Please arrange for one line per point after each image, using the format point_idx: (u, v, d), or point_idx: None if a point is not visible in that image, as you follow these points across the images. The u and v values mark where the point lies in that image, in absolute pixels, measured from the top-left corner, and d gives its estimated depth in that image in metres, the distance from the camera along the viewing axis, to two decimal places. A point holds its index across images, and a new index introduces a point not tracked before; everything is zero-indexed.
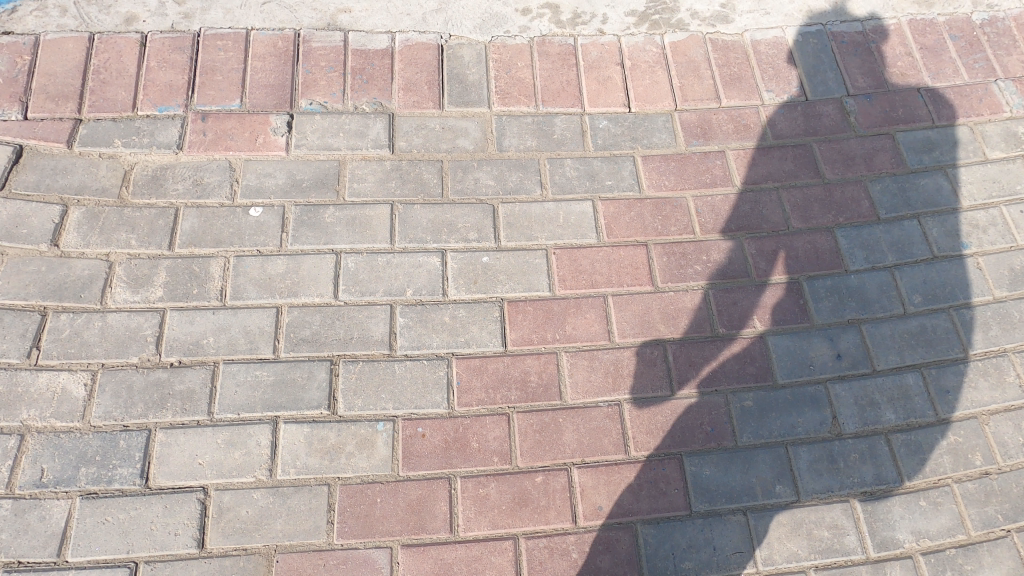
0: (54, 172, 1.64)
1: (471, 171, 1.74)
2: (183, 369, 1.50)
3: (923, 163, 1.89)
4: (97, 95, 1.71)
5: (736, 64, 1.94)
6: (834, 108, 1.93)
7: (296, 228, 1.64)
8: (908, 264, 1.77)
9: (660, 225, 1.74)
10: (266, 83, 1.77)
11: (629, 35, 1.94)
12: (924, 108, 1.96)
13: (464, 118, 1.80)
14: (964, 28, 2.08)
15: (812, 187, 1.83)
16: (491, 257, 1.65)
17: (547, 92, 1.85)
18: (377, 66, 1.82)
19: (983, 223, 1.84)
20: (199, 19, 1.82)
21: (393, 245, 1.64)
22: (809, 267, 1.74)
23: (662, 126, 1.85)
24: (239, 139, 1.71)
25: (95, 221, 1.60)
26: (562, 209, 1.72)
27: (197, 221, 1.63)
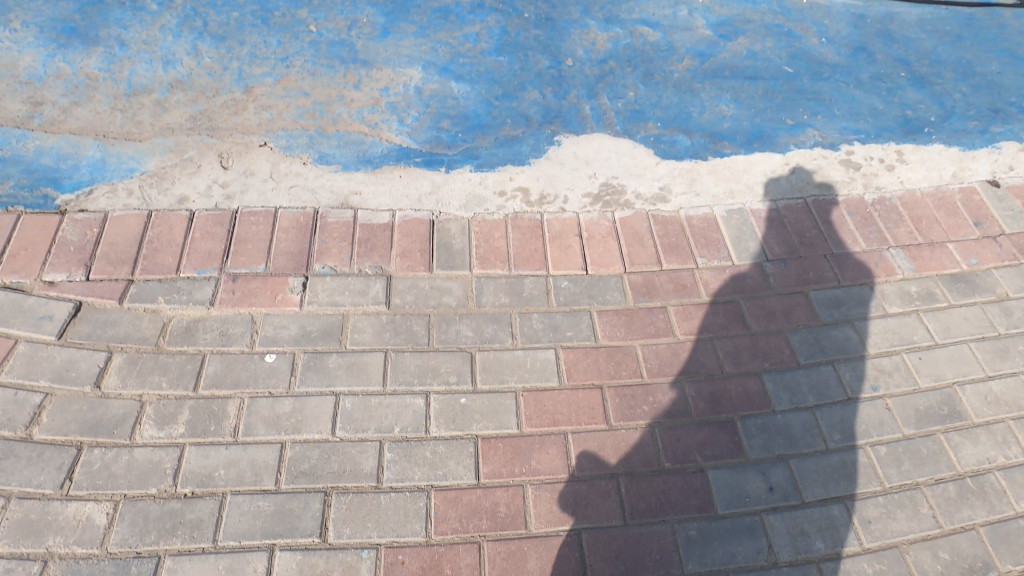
0: (104, 324, 1.96)
1: (453, 324, 2.08)
2: (195, 499, 1.71)
3: (833, 317, 2.27)
4: (148, 260, 2.09)
5: (674, 235, 2.38)
6: (756, 271, 2.34)
7: (304, 372, 1.94)
8: (827, 404, 2.07)
9: (613, 370, 2.05)
10: (287, 251, 2.17)
11: (586, 212, 2.39)
12: (830, 271, 2.38)
13: (449, 280, 2.18)
14: (858, 206, 2.57)
15: (741, 337, 2.18)
16: (468, 398, 1.94)
17: (518, 258, 2.25)
18: (379, 237, 2.24)
19: (888, 368, 2.17)
20: (238, 199, 2.26)
21: (384, 388, 1.93)
22: (742, 408, 2.03)
23: (613, 286, 2.24)
24: (261, 297, 2.06)
25: (134, 366, 1.90)
26: (530, 356, 2.05)
27: (220, 365, 1.93)
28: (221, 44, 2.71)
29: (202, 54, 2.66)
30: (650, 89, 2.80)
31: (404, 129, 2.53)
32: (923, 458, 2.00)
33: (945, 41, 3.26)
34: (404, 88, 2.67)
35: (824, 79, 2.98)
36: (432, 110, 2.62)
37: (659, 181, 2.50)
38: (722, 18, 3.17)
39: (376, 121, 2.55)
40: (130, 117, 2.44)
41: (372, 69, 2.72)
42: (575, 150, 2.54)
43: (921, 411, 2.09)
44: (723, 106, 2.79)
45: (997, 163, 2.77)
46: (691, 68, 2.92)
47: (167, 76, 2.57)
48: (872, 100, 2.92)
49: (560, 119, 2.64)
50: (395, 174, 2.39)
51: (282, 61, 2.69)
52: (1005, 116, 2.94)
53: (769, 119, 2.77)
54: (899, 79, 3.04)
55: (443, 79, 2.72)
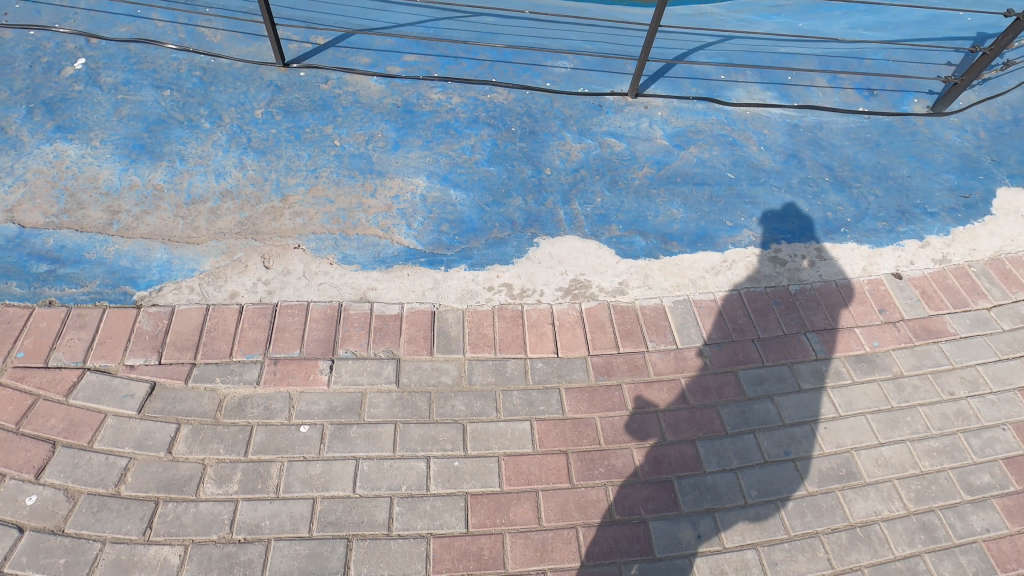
0: (173, 400, 2.48)
1: (450, 399, 2.61)
2: (247, 544, 2.21)
3: (757, 392, 2.80)
4: (207, 347, 2.62)
5: (629, 323, 2.94)
6: (695, 353, 2.89)
7: (331, 440, 2.45)
8: (747, 467, 2.59)
9: (576, 438, 2.57)
10: (317, 338, 2.71)
11: (558, 303, 2.95)
12: (757, 353, 2.92)
13: (446, 361, 2.72)
14: (783, 296, 3.13)
15: (680, 410, 2.71)
16: (460, 462, 2.45)
17: (503, 343, 2.80)
18: (391, 325, 2.78)
19: (799, 436, 2.70)
20: (278, 294, 2.81)
21: (394, 453, 2.45)
22: (678, 469, 2.54)
23: (579, 366, 2.78)
24: (297, 377, 2.59)
25: (197, 435, 2.42)
26: (510, 426, 2.57)
27: (265, 434, 2.45)
28: (262, 157, 3.30)
29: (246, 166, 3.25)
30: (614, 195, 3.40)
31: (412, 233, 3.10)
32: (823, 511, 2.51)
33: (865, 148, 3.88)
34: (411, 195, 3.26)
35: (760, 184, 3.59)
36: (435, 215, 3.19)
37: (619, 276, 3.07)
38: (677, 129, 3.79)
39: (389, 225, 3.12)
40: (190, 223, 3.00)
41: (386, 179, 3.30)
42: (551, 250, 3.11)
43: (823, 472, 2.61)
44: (674, 210, 3.38)
45: (901, 258, 3.35)
46: (649, 175, 3.52)
47: (218, 186, 3.15)
48: (799, 202, 3.52)
49: (539, 222, 3.22)
50: (404, 272, 2.95)
51: (312, 172, 3.28)
52: (910, 216, 3.53)
53: (712, 220, 3.36)
54: (823, 183, 3.64)
55: (444, 187, 3.31)
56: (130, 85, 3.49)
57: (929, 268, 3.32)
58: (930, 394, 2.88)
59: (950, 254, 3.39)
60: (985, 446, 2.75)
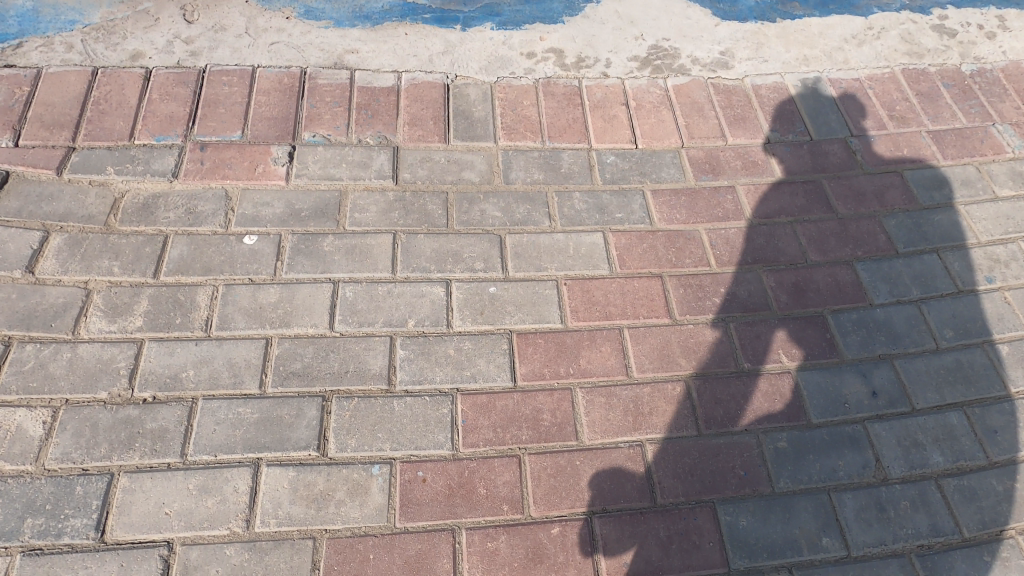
0: (39, 198, 1.55)
1: (477, 202, 1.69)
2: (157, 406, 1.34)
3: (935, 200, 1.87)
4: (94, 125, 1.67)
5: (739, 106, 1.96)
6: (839, 147, 1.93)
7: (293, 257, 1.55)
8: (934, 298, 1.69)
9: (674, 257, 1.67)
10: (268, 116, 1.74)
11: (633, 78, 1.96)
12: (928, 149, 1.97)
13: (469, 152, 1.77)
14: (955, 77, 2.14)
15: (826, 221, 1.79)
16: (498, 288, 1.56)
17: (553, 129, 1.84)
18: (382, 102, 1.82)
19: (1004, 258, 1.79)
20: (206, 57, 1.82)
21: (395, 275, 1.55)
22: (832, 301, 1.65)
23: (670, 162, 1.84)
24: (237, 169, 1.65)
25: (77, 248, 1.50)
26: (573, 240, 1.66)
27: (187, 248, 1.53)
28: None
29: None
30: None
31: None
32: None
33: None
34: None
35: None
36: None
37: (719, 45, 2.07)
38: None
39: None
40: None
41: None
42: (617, 8, 2.09)
43: None
44: None
45: None
46: None
47: None
48: None
49: None
50: (400, 31, 1.95)
51: None
52: None
53: None
54: None
55: None
56: None
57: None
58: None
59: None
60: None
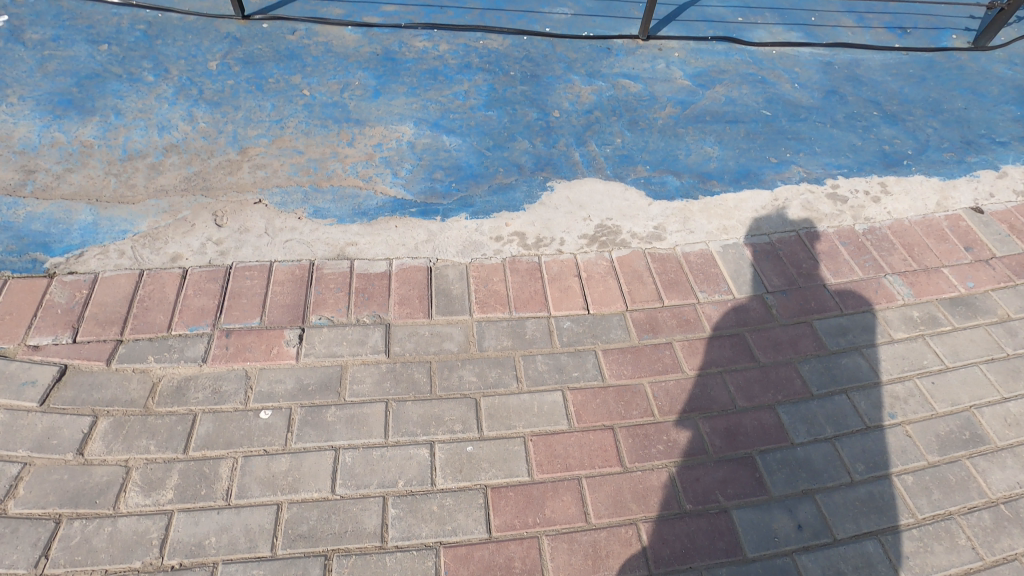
0: (90, 387, 1.87)
1: (456, 369, 2.02)
2: (183, 571, 1.57)
3: (841, 345, 2.24)
4: (138, 320, 2.03)
5: (672, 272, 2.38)
6: (757, 302, 2.33)
7: (301, 427, 1.85)
8: (846, 435, 2.00)
9: (623, 409, 1.98)
10: (283, 304, 2.12)
11: (583, 253, 2.39)
12: (832, 300, 2.37)
13: (449, 325, 2.14)
14: (850, 236, 2.60)
15: (750, 370, 2.13)
16: (475, 446, 1.85)
17: (518, 300, 2.23)
18: (377, 286, 2.21)
19: (903, 394, 2.12)
20: (233, 255, 2.23)
21: (386, 440, 1.84)
22: (759, 443, 1.95)
23: (616, 324, 2.21)
24: (256, 352, 1.99)
25: (120, 429, 1.80)
26: (536, 399, 1.98)
27: (212, 424, 1.83)
28: (217, 109, 2.77)
29: (197, 119, 2.72)
30: (636, 135, 2.89)
31: (399, 182, 2.56)
32: (952, 485, 1.91)
33: (911, 83, 3.43)
34: (397, 143, 2.73)
35: (801, 120, 3.10)
36: (426, 163, 2.66)
37: (653, 220, 2.53)
38: (698, 70, 3.32)
39: (370, 175, 2.58)
40: (124, 180, 2.44)
41: (365, 128, 2.78)
42: (568, 194, 2.57)
43: (943, 437, 2.02)
44: (708, 148, 2.88)
45: (978, 190, 2.84)
46: (673, 115, 3.03)
47: (162, 141, 2.61)
48: (850, 137, 3.03)
49: (551, 166, 2.69)
50: (391, 224, 2.39)
51: (277, 123, 2.75)
52: (978, 147, 3.04)
53: (754, 158, 2.86)
54: (873, 118, 3.17)
55: (435, 134, 2.79)
56: (61, 41, 2.97)
57: (1013, 199, 2.82)
58: None
59: None
60: None
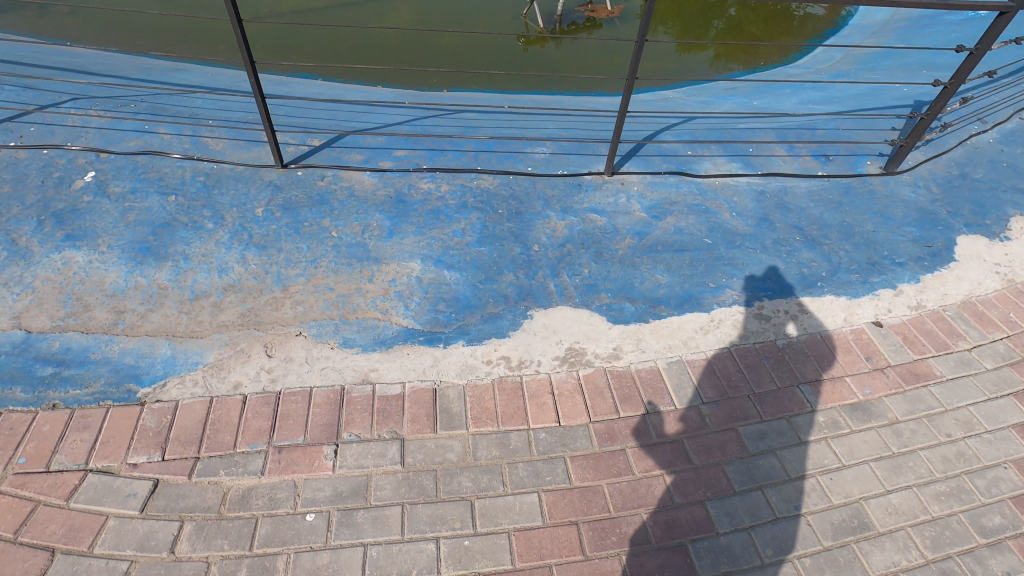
0: (177, 497, 2.45)
1: (456, 476, 2.61)
2: None
3: (759, 447, 2.83)
4: (211, 439, 2.63)
5: (627, 387, 3.00)
6: (694, 412, 2.94)
7: (338, 527, 2.42)
8: (759, 525, 2.57)
9: (586, 507, 2.56)
10: (321, 423, 2.73)
11: (556, 372, 3.02)
12: (754, 408, 2.98)
13: (450, 438, 2.74)
14: (772, 351, 3.23)
15: (686, 471, 2.72)
16: (470, 540, 2.42)
17: (505, 415, 2.83)
18: (393, 405, 2.82)
19: (807, 489, 2.70)
20: (281, 382, 2.86)
21: (403, 536, 2.41)
22: (691, 533, 2.52)
23: (582, 434, 2.81)
24: (302, 464, 2.59)
25: (201, 531, 2.37)
26: (518, 499, 2.56)
27: (271, 526, 2.40)
28: (263, 251, 3.45)
29: (248, 261, 3.39)
30: (601, 265, 3.57)
31: (409, 313, 3.21)
32: (841, 565, 2.47)
33: (830, 208, 4.15)
34: (408, 278, 3.40)
35: (737, 246, 3.80)
36: (431, 295, 3.32)
37: (612, 342, 3.17)
38: (653, 202, 4.05)
39: (386, 308, 3.24)
40: (193, 318, 3.09)
41: (382, 265, 3.46)
42: (544, 321, 3.22)
43: (836, 525, 2.59)
44: (659, 275, 3.55)
45: (878, 307, 3.50)
46: (632, 245, 3.72)
47: (221, 281, 3.27)
48: (775, 261, 3.71)
49: (531, 296, 3.35)
50: (404, 351, 3.03)
51: (311, 263, 3.42)
52: (881, 267, 3.73)
53: (696, 283, 3.53)
54: (796, 242, 3.86)
55: (438, 268, 3.47)
56: (137, 193, 3.68)
57: (907, 314, 3.47)
58: (928, 437, 2.93)
59: (924, 300, 3.55)
60: (989, 486, 2.76)
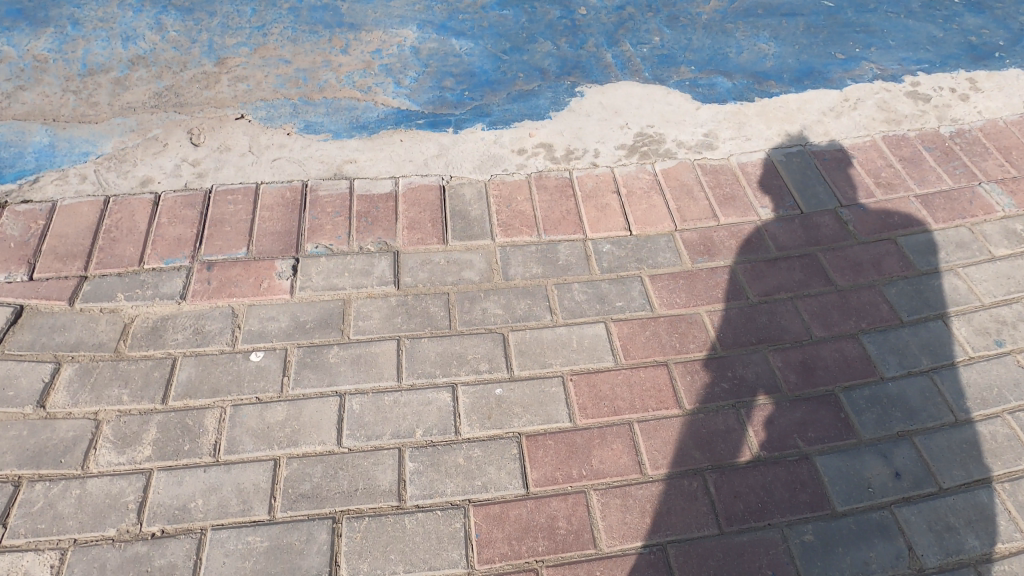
0: (51, 330, 1.59)
1: (479, 301, 1.71)
2: (165, 540, 1.32)
3: (932, 264, 1.88)
4: (105, 253, 1.73)
5: (727, 185, 2.02)
6: (830, 218, 1.97)
7: (298, 371, 1.56)
8: (945, 367, 1.67)
9: (679, 343, 1.67)
10: (272, 231, 1.81)
11: (621, 166, 2.03)
12: (919, 213, 2.00)
13: (468, 251, 1.81)
14: (935, 140, 2.20)
15: (826, 295, 1.79)
16: (505, 389, 1.56)
17: (548, 221, 1.89)
18: (381, 209, 1.88)
19: (1011, 320, 1.77)
20: (212, 178, 1.91)
21: (400, 383, 1.55)
22: (842, 378, 1.63)
23: (665, 246, 1.87)
24: (243, 286, 1.69)
25: (88, 378, 1.53)
26: (575, 333, 1.67)
27: (195, 370, 1.55)
28: (189, 15, 2.38)
29: (167, 27, 2.34)
30: (677, 33, 2.47)
31: (402, 92, 2.19)
32: None
33: None
34: (399, 48, 2.34)
35: (870, 10, 2.64)
36: (433, 69, 2.28)
37: (702, 127, 2.15)
38: None
39: (369, 85, 2.21)
40: (85, 98, 2.10)
41: (361, 32, 2.39)
42: (601, 100, 2.19)
43: None
44: (762, 45, 2.45)
45: None
46: (720, 8, 2.58)
47: (127, 52, 2.25)
48: (928, 28, 2.57)
49: (579, 69, 2.30)
50: (395, 139, 2.04)
51: (259, 30, 2.36)
52: None
53: (816, 54, 2.43)
54: (954, 6, 2.69)
55: (443, 37, 2.39)
56: None
57: None
58: None
59: None
60: None
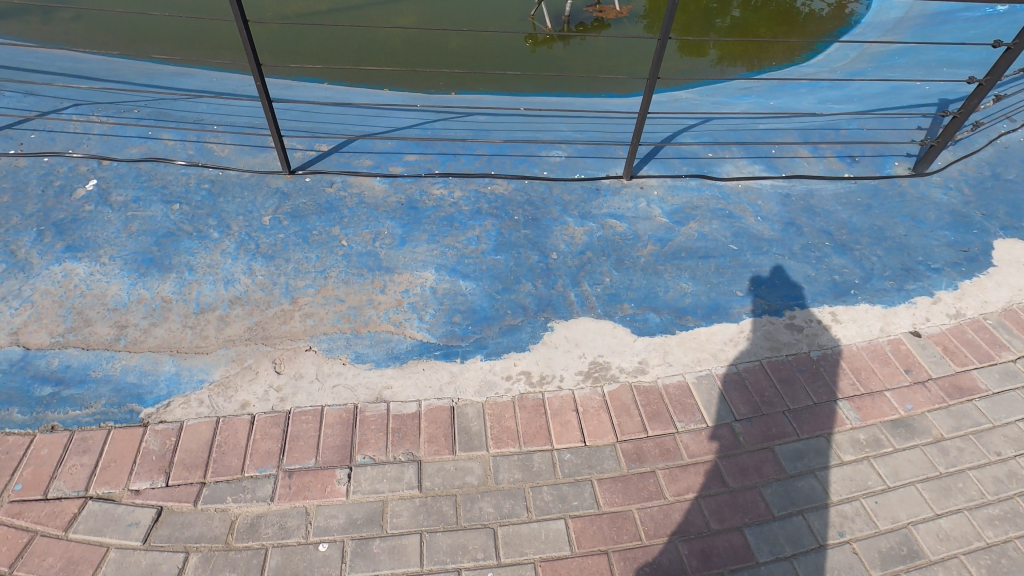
0: (182, 526, 2.31)
1: (477, 501, 2.45)
2: None
3: (798, 468, 2.67)
4: (218, 463, 2.48)
5: (655, 403, 2.84)
6: (727, 430, 2.77)
7: (352, 558, 2.27)
8: (802, 553, 2.40)
9: (616, 534, 2.39)
10: (333, 444, 2.58)
11: (580, 388, 2.86)
12: (790, 426, 2.81)
13: (470, 460, 2.58)
14: (806, 364, 3.06)
15: (721, 494, 2.55)
16: (494, 572, 2.26)
17: (527, 435, 2.68)
18: (409, 424, 2.67)
19: (850, 514, 2.53)
20: (291, 401, 2.71)
21: (422, 568, 2.26)
22: (730, 562, 2.35)
23: (609, 454, 2.65)
24: (313, 490, 2.43)
25: (208, 563, 2.22)
26: (544, 526, 2.40)
27: (281, 557, 2.25)
28: (271, 262, 3.31)
29: (255, 272, 3.26)
30: (622, 274, 3.41)
31: (424, 326, 3.06)
32: None
33: (858, 211, 3.98)
34: (421, 288, 3.25)
35: (764, 252, 3.63)
36: (446, 306, 3.17)
37: (638, 355, 3.01)
38: (675, 206, 3.89)
39: (400, 320, 3.09)
40: (199, 332, 2.95)
41: (394, 275, 3.31)
42: (566, 334, 3.07)
43: (884, 553, 2.41)
44: (684, 284, 3.39)
45: (916, 316, 3.33)
46: (654, 252, 3.56)
47: (228, 293, 3.13)
48: (805, 268, 3.54)
49: (551, 307, 3.20)
50: (419, 367, 2.88)
51: (321, 273, 3.28)
52: (916, 274, 3.55)
53: (722, 292, 3.37)
54: (825, 248, 3.69)
55: (453, 278, 3.32)
56: (140, 203, 3.55)
57: (946, 323, 3.30)
58: (977, 457, 2.74)
59: (963, 308, 3.37)
60: None
